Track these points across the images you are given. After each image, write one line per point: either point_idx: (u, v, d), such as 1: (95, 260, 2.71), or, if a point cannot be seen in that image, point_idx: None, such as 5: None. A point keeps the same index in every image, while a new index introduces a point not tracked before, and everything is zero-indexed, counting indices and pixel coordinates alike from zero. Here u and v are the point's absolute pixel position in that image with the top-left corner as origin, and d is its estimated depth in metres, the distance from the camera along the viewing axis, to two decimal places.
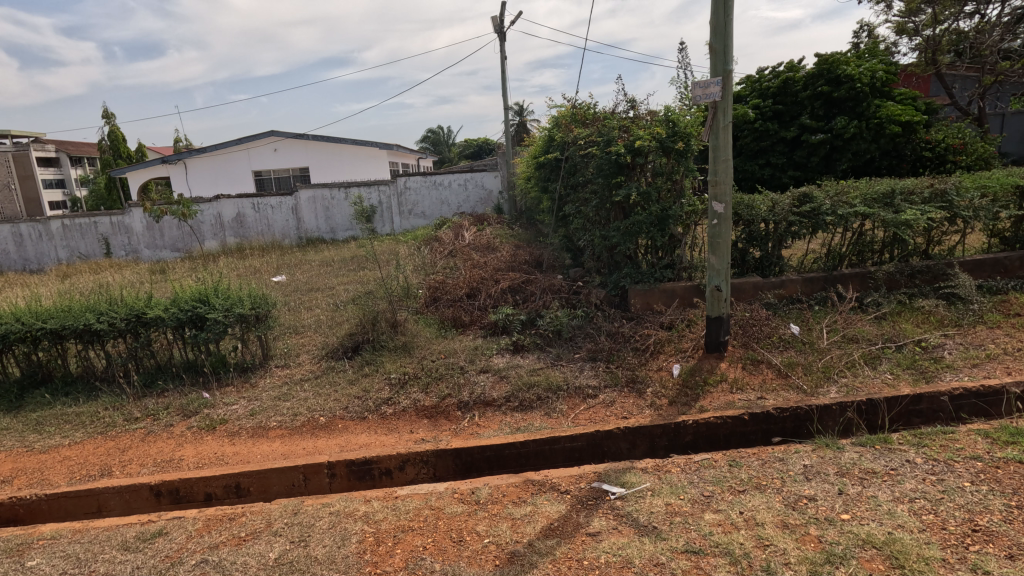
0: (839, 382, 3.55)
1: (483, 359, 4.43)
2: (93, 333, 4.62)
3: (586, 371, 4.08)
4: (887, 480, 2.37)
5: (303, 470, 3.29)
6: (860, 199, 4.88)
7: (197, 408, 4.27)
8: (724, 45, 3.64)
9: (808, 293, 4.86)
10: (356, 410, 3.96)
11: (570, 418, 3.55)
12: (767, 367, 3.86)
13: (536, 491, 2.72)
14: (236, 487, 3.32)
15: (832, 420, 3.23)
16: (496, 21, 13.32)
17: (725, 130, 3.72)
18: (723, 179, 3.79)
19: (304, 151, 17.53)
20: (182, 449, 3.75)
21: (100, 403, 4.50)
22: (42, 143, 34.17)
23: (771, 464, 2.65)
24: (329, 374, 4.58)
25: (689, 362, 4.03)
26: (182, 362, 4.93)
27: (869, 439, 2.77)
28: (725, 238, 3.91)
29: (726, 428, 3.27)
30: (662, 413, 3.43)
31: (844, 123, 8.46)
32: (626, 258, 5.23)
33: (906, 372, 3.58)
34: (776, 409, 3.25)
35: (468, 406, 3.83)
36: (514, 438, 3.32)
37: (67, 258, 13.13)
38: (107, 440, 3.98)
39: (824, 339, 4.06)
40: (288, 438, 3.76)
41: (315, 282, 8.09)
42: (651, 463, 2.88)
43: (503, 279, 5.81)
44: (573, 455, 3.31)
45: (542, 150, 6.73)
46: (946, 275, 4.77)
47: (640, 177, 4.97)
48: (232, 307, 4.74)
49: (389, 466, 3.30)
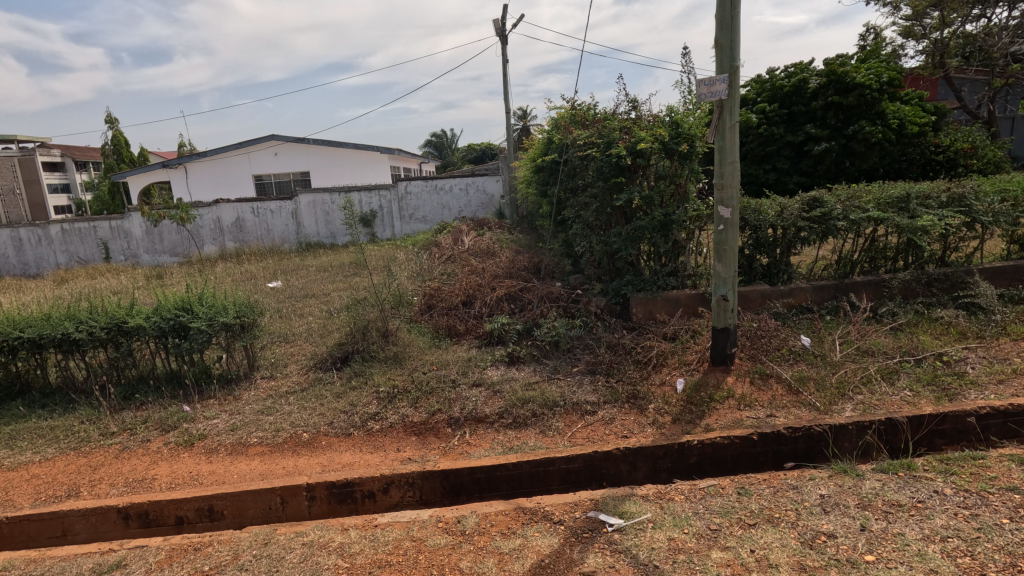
0: (855, 400, 3.32)
1: (477, 371, 4.22)
2: (72, 343, 4.43)
3: (585, 385, 3.85)
4: (915, 515, 2.14)
5: (281, 493, 3.08)
6: (873, 203, 4.66)
7: (176, 422, 4.07)
8: (731, 40, 3.42)
9: (818, 301, 4.63)
10: (341, 426, 3.74)
11: (566, 437, 3.33)
12: (776, 382, 3.62)
13: (527, 521, 2.50)
14: (209, 510, 3.11)
15: (850, 442, 3.00)
16: (497, 26, 13.26)
17: (731, 130, 3.50)
18: (729, 182, 3.57)
19: (305, 155, 17.37)
20: (156, 468, 3.55)
21: (77, 417, 4.30)
22: (47, 148, 34.32)
23: (784, 494, 2.42)
24: (316, 387, 4.37)
25: (694, 376, 3.80)
26: (165, 372, 4.74)
27: (891, 465, 2.53)
28: (732, 245, 3.67)
29: (734, 449, 3.03)
30: (664, 432, 3.20)
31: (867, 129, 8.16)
32: (627, 264, 5.02)
33: (927, 389, 3.35)
34: (787, 429, 3.01)
35: (458, 422, 3.62)
36: (505, 459, 3.09)
37: (66, 263, 13.02)
38: (80, 457, 3.79)
39: (838, 353, 3.82)
40: (268, 456, 3.55)
41: (311, 288, 7.90)
42: (653, 490, 2.65)
43: (499, 286, 5.61)
44: (569, 478, 3.08)
45: (542, 153, 6.53)
46: (965, 283, 4.54)
47: (642, 180, 4.76)
48: (216, 316, 4.54)
49: (372, 489, 3.08)
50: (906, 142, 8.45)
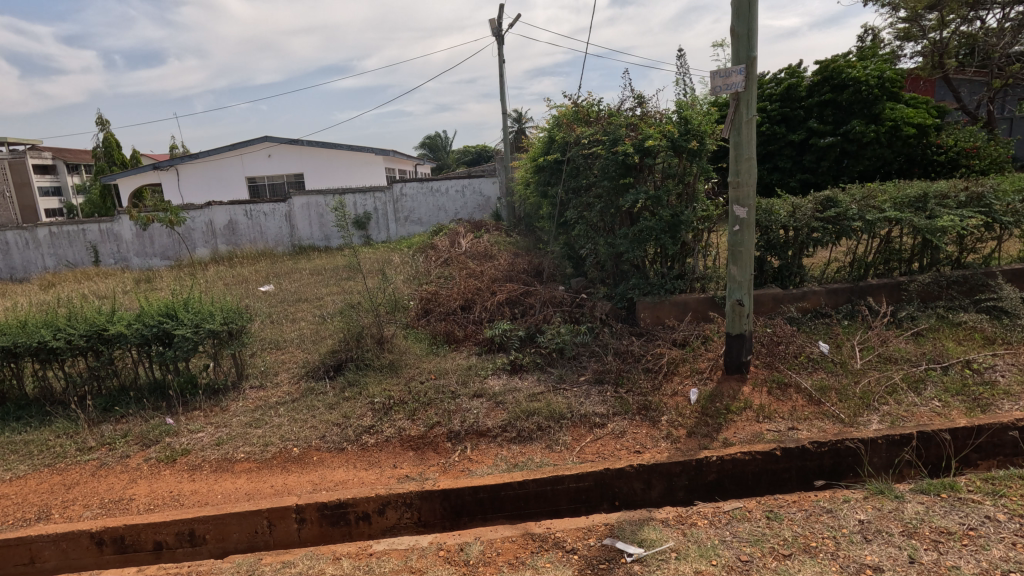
0: (882, 411, 3.12)
1: (478, 380, 3.99)
2: (49, 351, 4.16)
3: (593, 396, 3.63)
4: (968, 545, 1.95)
5: (268, 515, 2.85)
6: (889, 203, 4.49)
7: (158, 436, 3.81)
8: (748, 29, 3.23)
9: (833, 305, 4.44)
10: (334, 440, 3.51)
11: (574, 452, 3.12)
12: (796, 392, 3.42)
13: (537, 549, 2.27)
14: (190, 535, 2.87)
15: (883, 459, 2.80)
16: (495, 24, 13.14)
17: (749, 125, 3.31)
18: (746, 180, 3.38)
19: (298, 156, 17.08)
20: (135, 487, 3.30)
21: (52, 430, 4.02)
22: (38, 150, 33.86)
23: (819, 519, 2.21)
24: (307, 398, 4.13)
25: (708, 386, 3.58)
26: (148, 383, 4.48)
27: (933, 486, 2.35)
28: (748, 247, 3.48)
29: (756, 465, 2.82)
30: (680, 448, 2.99)
31: (861, 128, 8.02)
32: (633, 268, 4.83)
33: (957, 399, 3.16)
34: (813, 444, 2.81)
35: (459, 436, 3.40)
36: (510, 477, 2.87)
37: (54, 267, 12.70)
38: (54, 474, 3.53)
39: (859, 360, 3.63)
40: (256, 473, 3.32)
41: (304, 292, 7.67)
42: (673, 513, 2.44)
43: (500, 290, 5.37)
44: (578, 497, 2.87)
45: (542, 153, 6.30)
46: (985, 286, 4.38)
47: (648, 180, 4.58)
48: (202, 322, 4.29)
49: (367, 510, 2.86)
50: (902, 142, 8.25)
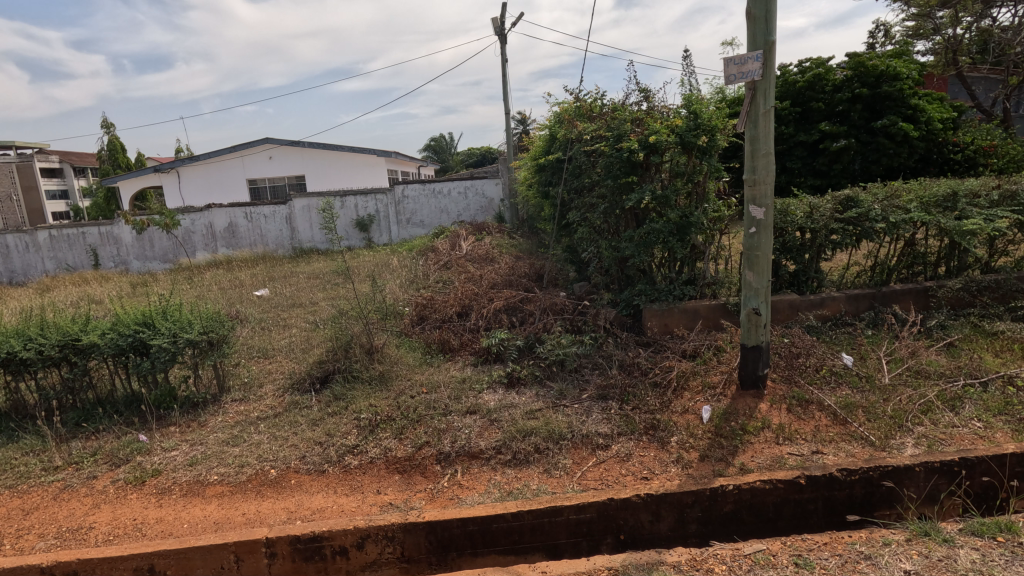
0: (916, 433, 2.81)
1: (471, 396, 3.70)
2: (19, 363, 3.90)
3: (595, 414, 3.33)
4: None
5: (235, 549, 2.57)
6: (916, 202, 4.15)
7: (129, 455, 3.55)
8: (766, 11, 2.93)
9: (853, 312, 4.13)
10: (315, 461, 3.24)
11: (575, 478, 2.82)
12: (819, 410, 3.11)
13: None
14: (150, 571, 2.58)
15: (923, 490, 2.51)
16: (496, 22, 12.88)
17: (766, 117, 3.01)
18: (763, 177, 3.08)
19: (300, 158, 16.86)
20: (97, 513, 3.03)
21: (18, 447, 3.76)
22: (46, 155, 34.00)
23: (856, 568, 1.92)
24: (291, 412, 3.86)
25: (721, 403, 3.27)
26: (125, 396, 4.23)
27: (987, 527, 2.06)
28: (765, 251, 3.17)
29: (776, 496, 2.52)
30: (692, 474, 2.70)
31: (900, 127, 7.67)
32: (639, 272, 4.55)
33: (1000, 420, 2.86)
34: (842, 472, 2.50)
35: (448, 459, 3.12)
36: (503, 508, 2.58)
37: (53, 270, 12.52)
38: (15, 498, 3.27)
39: (886, 373, 3.32)
40: (228, 498, 3.04)
41: (299, 297, 7.41)
42: (687, 555, 2.14)
43: (498, 297, 5.10)
44: (579, 530, 2.57)
45: (543, 151, 6.02)
46: (1020, 292, 4.06)
47: (655, 179, 4.28)
48: (180, 332, 4.04)
49: (344, 544, 2.58)
50: (913, 145, 7.90)
